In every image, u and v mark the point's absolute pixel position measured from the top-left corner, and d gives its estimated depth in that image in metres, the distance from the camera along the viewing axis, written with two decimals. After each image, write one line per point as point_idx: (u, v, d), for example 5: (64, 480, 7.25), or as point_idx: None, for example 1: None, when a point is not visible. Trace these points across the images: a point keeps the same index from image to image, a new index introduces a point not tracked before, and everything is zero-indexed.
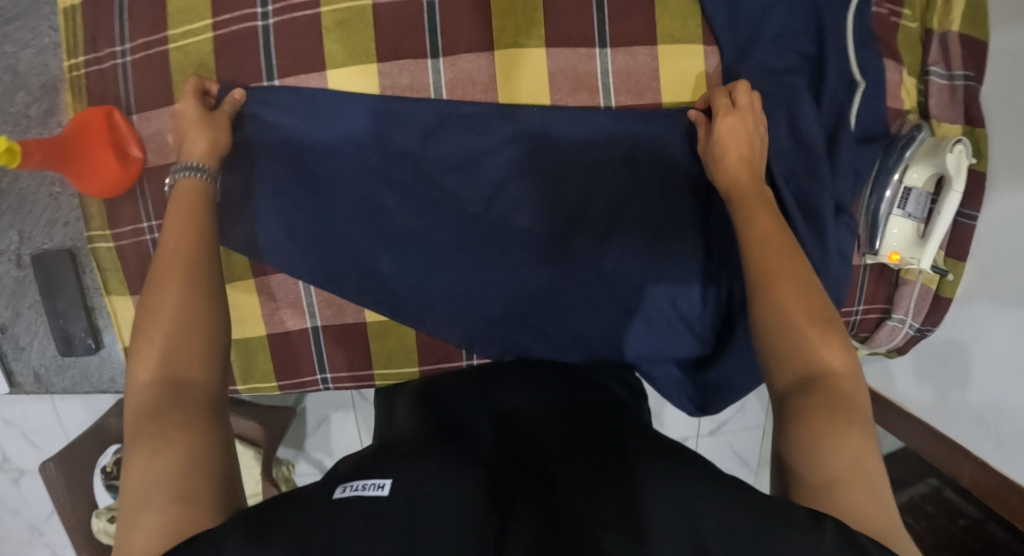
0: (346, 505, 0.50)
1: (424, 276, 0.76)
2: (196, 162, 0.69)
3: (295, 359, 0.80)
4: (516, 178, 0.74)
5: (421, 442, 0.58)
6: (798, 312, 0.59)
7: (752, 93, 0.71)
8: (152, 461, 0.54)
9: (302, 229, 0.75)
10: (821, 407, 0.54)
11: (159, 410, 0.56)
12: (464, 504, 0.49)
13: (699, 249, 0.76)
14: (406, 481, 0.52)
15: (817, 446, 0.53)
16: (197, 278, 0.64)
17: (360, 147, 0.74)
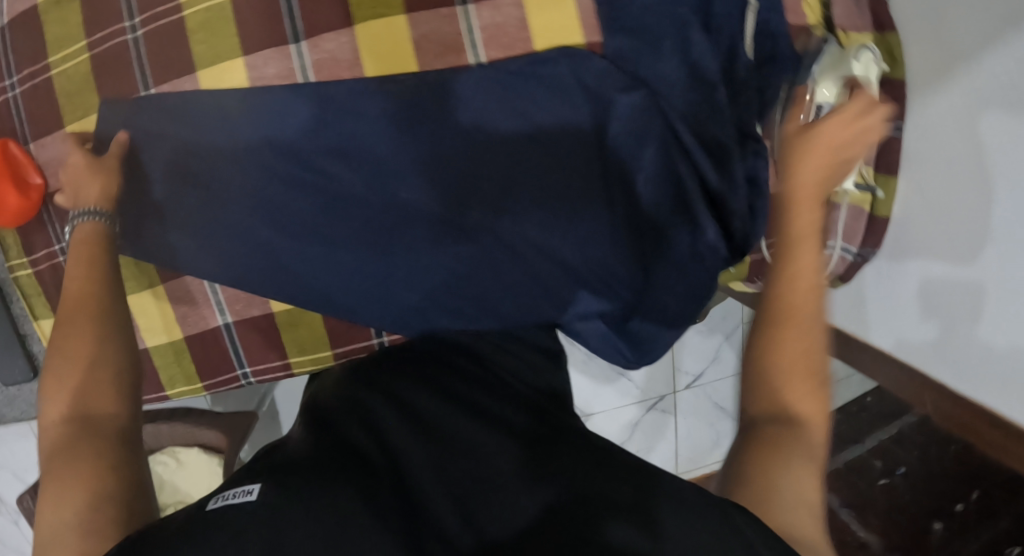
0: (214, 516, 0.48)
1: (325, 264, 0.76)
2: (92, 206, 0.69)
3: (211, 357, 0.80)
4: (399, 153, 0.73)
5: (300, 454, 0.56)
6: (794, 352, 0.56)
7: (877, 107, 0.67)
8: (57, 504, 0.52)
9: (199, 231, 0.75)
10: (782, 442, 0.53)
11: (59, 450, 0.54)
12: (341, 509, 0.49)
13: (597, 199, 0.74)
14: (279, 484, 0.51)
15: (769, 474, 0.52)
16: (102, 316, 0.62)
17: (241, 143, 0.74)
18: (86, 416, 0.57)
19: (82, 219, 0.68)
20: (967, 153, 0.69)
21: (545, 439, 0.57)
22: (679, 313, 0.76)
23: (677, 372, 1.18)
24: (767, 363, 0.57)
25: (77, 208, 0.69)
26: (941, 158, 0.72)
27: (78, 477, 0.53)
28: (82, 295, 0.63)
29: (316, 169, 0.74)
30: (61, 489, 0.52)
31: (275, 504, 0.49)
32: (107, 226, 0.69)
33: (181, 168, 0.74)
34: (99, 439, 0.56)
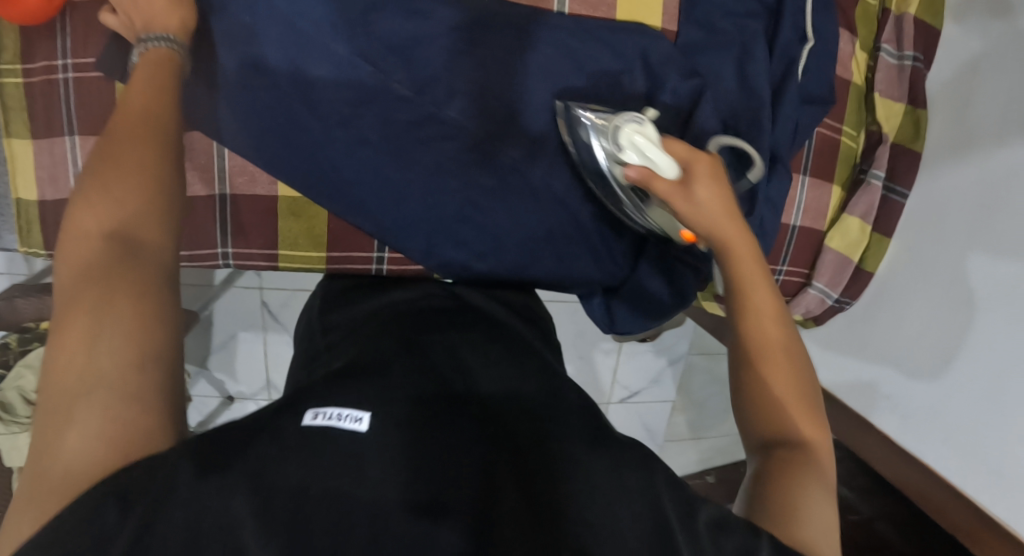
0: (319, 436, 0.48)
1: (343, 162, 0.73)
2: (171, 33, 0.65)
3: (193, 228, 0.74)
4: (454, 71, 0.72)
5: (387, 373, 0.55)
6: (776, 369, 0.62)
7: (702, 168, 0.67)
8: (95, 342, 0.51)
9: (228, 92, 0.70)
10: (780, 467, 0.57)
11: (90, 276, 0.54)
12: (435, 454, 0.49)
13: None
14: (385, 417, 0.50)
15: (780, 491, 0.55)
16: (160, 140, 0.61)
17: (297, 6, 0.69)
18: (129, 237, 0.56)
19: (153, 45, 0.64)
20: (947, 241, 0.79)
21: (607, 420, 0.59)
22: (663, 303, 0.80)
23: (615, 384, 1.21)
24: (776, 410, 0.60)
25: (141, 37, 0.64)
26: (935, 233, 0.81)
27: (118, 324, 0.52)
28: (147, 111, 0.61)
29: (363, 60, 0.71)
30: (93, 327, 0.51)
31: (384, 442, 0.49)
32: (180, 58, 0.65)
33: (229, 18, 0.69)
34: (130, 263, 0.55)
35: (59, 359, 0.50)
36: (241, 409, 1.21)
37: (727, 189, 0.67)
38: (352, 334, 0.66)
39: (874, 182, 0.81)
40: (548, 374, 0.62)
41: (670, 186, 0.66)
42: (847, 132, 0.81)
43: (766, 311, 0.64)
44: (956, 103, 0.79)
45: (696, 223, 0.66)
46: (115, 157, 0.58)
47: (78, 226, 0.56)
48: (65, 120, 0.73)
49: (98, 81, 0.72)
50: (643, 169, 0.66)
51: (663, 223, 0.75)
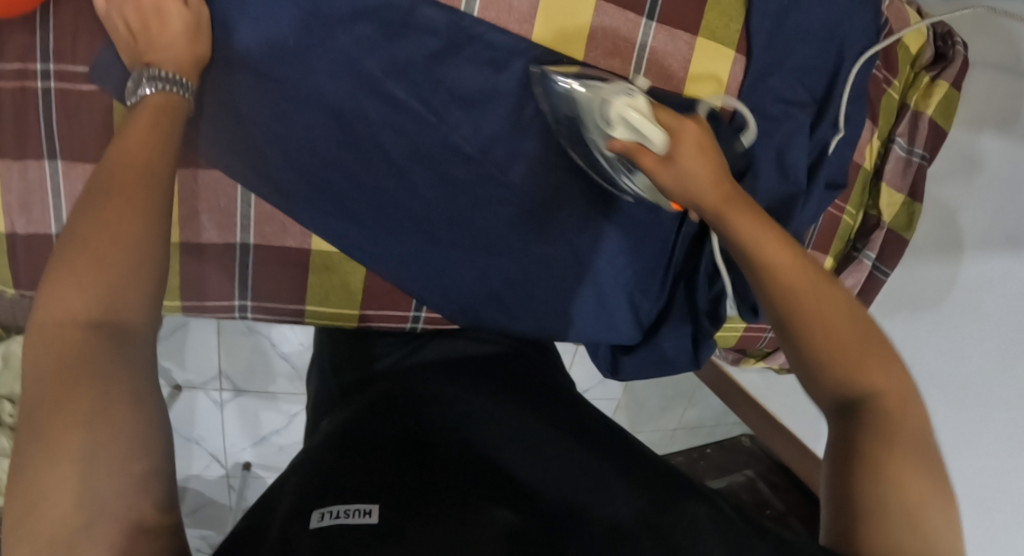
0: (333, 531, 0.46)
1: (390, 215, 0.68)
2: (181, 76, 0.57)
3: (209, 276, 0.66)
4: (523, 131, 0.68)
5: (383, 457, 0.55)
6: (841, 327, 0.54)
7: (687, 132, 0.61)
8: (88, 469, 0.42)
9: (277, 132, 0.63)
10: (875, 442, 0.50)
11: (71, 373, 0.43)
12: (452, 515, 0.48)
13: (651, 252, 0.75)
14: (396, 505, 0.49)
15: (875, 484, 0.48)
16: (150, 204, 0.50)
17: (359, 41, 0.62)
18: (115, 324, 0.46)
19: (152, 87, 0.55)
20: (938, 297, 0.87)
21: (634, 447, 0.59)
22: (671, 363, 0.81)
23: None
24: (846, 376, 0.52)
25: (147, 68, 0.56)
26: (914, 303, 0.89)
27: (117, 436, 0.43)
28: (150, 172, 0.51)
29: (426, 108, 0.65)
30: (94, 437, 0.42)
31: (397, 534, 0.46)
32: (183, 100, 0.57)
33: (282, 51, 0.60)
34: (123, 351, 0.46)
35: (46, 491, 0.41)
36: (188, 399, 1.07)
37: (718, 158, 0.61)
38: (332, 418, 0.63)
39: (865, 262, 0.87)
40: (565, 417, 0.62)
41: (655, 162, 0.61)
42: (849, 212, 0.87)
43: (829, 303, 0.55)
44: (954, 160, 0.88)
45: (685, 196, 0.61)
46: (108, 230, 0.48)
47: (52, 314, 0.45)
48: (43, 138, 0.60)
49: (90, 95, 0.59)
50: (631, 144, 0.61)
51: (648, 192, 0.69)
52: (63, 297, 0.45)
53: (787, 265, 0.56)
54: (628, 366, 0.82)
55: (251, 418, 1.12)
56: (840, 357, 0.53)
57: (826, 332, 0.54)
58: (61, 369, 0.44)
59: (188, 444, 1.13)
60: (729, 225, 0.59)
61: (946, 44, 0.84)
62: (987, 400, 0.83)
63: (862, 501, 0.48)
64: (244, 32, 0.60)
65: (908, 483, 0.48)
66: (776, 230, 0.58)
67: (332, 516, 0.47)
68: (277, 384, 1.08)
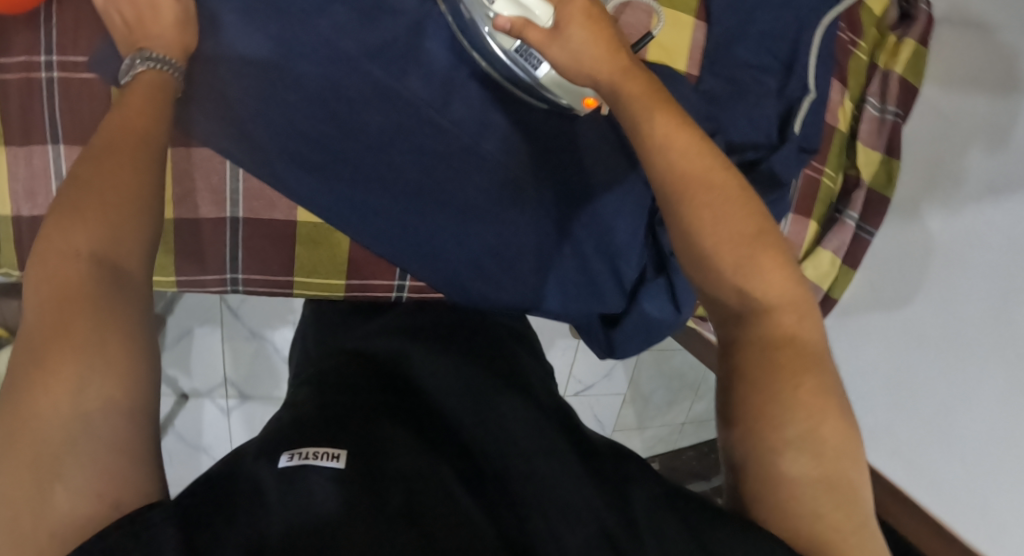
0: (300, 472, 0.51)
1: (370, 191, 0.70)
2: (171, 57, 0.62)
3: (203, 252, 0.70)
4: (493, 103, 0.73)
5: (361, 414, 0.60)
6: (726, 243, 0.55)
7: (569, 3, 0.61)
8: (80, 392, 0.47)
9: (260, 112, 0.66)
10: (753, 360, 0.53)
11: (71, 305, 0.49)
12: (410, 474, 0.53)
13: (627, 204, 0.76)
14: (359, 453, 0.54)
15: (749, 397, 0.51)
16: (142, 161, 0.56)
17: (336, 25, 0.67)
18: (114, 263, 0.52)
19: (145, 66, 0.60)
20: (918, 261, 0.90)
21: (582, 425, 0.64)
22: (660, 329, 0.82)
23: (570, 378, 1.24)
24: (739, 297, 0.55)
25: (140, 51, 0.61)
26: (896, 264, 0.92)
27: (115, 364, 0.49)
28: (144, 136, 0.57)
29: (397, 82, 0.69)
30: (85, 364, 0.47)
31: (356, 477, 0.51)
32: (172, 80, 0.62)
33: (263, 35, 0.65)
34: (122, 290, 0.52)
35: (38, 410, 0.46)
36: (194, 408, 1.09)
37: (610, 29, 0.61)
38: (320, 372, 0.68)
39: (848, 222, 0.88)
40: (523, 391, 0.67)
41: (543, 34, 0.61)
42: (829, 173, 0.88)
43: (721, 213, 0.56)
44: (933, 173, 0.91)
45: (578, 69, 0.61)
46: (103, 179, 0.54)
47: (55, 245, 0.51)
48: (47, 125, 0.65)
49: (89, 83, 0.64)
50: (518, 19, 0.62)
51: (555, 88, 0.70)
52: (66, 234, 0.51)
53: (689, 160, 0.57)
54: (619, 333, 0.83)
55: (258, 425, 1.14)
56: (737, 270, 0.55)
57: (718, 237, 0.55)
58: (63, 304, 0.49)
59: (195, 454, 1.13)
60: (621, 97, 0.59)
61: (909, 4, 0.88)
62: (976, 354, 0.82)
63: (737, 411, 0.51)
64: (230, 20, 0.65)
65: (802, 405, 0.50)
66: (684, 118, 0.59)
67: (303, 458, 0.52)
68: (282, 389, 1.12)
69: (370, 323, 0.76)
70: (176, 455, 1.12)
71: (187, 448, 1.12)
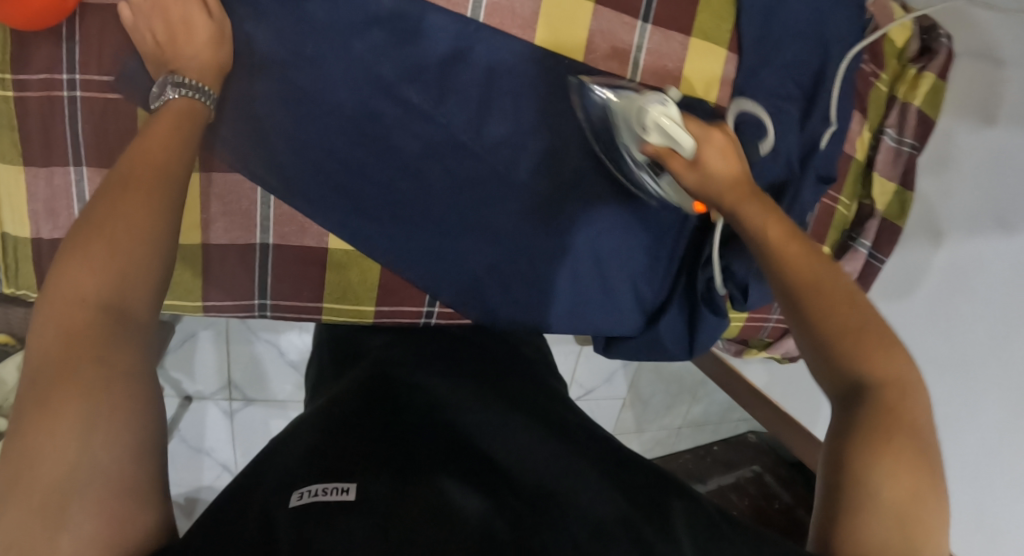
0: (312, 510, 0.49)
1: (399, 214, 0.70)
2: (208, 88, 0.60)
3: (229, 277, 0.68)
4: (535, 133, 0.71)
5: (364, 437, 0.58)
6: (843, 315, 0.56)
7: (713, 134, 0.66)
8: (90, 441, 0.45)
9: (295, 137, 0.65)
10: (875, 424, 0.51)
11: (78, 354, 0.47)
12: (426, 496, 0.51)
13: (655, 224, 0.77)
14: (370, 487, 0.52)
15: (873, 468, 0.50)
16: (161, 201, 0.54)
17: (373, 48, 0.65)
18: (124, 311, 0.49)
19: (177, 93, 0.58)
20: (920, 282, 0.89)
21: (599, 445, 0.62)
22: (671, 352, 0.83)
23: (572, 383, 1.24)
24: (845, 357, 0.54)
25: (172, 76, 0.59)
26: (896, 292, 0.91)
27: (117, 404, 0.46)
28: (162, 171, 0.55)
29: (433, 108, 0.68)
30: (89, 409, 0.45)
31: (368, 515, 0.49)
32: (201, 106, 0.60)
33: (297, 59, 0.63)
34: (132, 340, 0.49)
35: (41, 452, 0.44)
36: (198, 410, 1.07)
37: (742, 161, 0.66)
38: (326, 395, 0.66)
39: (860, 250, 0.90)
40: (535, 411, 0.65)
41: (683, 165, 0.65)
42: (843, 202, 0.90)
43: (839, 288, 0.58)
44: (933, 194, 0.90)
45: (709, 196, 0.66)
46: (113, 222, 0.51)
47: (64, 290, 0.49)
48: (69, 146, 0.62)
49: (115, 104, 0.62)
50: (663, 148, 0.65)
51: (671, 193, 0.72)
52: (75, 278, 0.49)
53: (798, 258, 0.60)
54: (620, 347, 0.84)
55: (261, 427, 1.12)
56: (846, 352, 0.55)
57: (829, 321, 0.56)
58: (69, 343, 0.47)
59: (198, 455, 1.11)
60: (737, 216, 0.64)
61: (931, 37, 0.87)
62: (979, 374, 0.85)
63: (854, 480, 0.50)
64: (266, 44, 0.63)
65: (898, 476, 0.49)
66: (791, 227, 0.62)
67: (313, 495, 0.50)
68: (286, 392, 1.09)
69: (381, 338, 0.75)
70: (179, 457, 1.11)
71: (189, 450, 1.11)
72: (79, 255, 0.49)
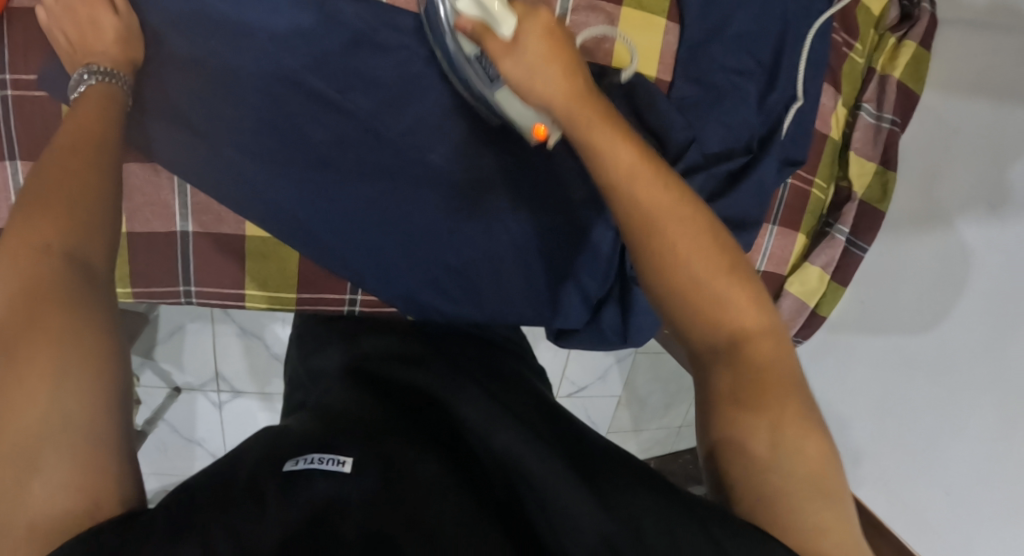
0: (304, 479, 0.48)
1: (315, 201, 0.70)
2: (115, 67, 0.62)
3: (159, 266, 0.71)
4: (450, 118, 0.73)
5: (373, 422, 0.57)
6: (678, 232, 0.53)
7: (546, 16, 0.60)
8: (58, 382, 0.45)
9: (211, 123, 0.67)
10: (743, 384, 0.50)
11: (41, 301, 0.48)
12: (424, 487, 0.49)
13: (574, 199, 0.75)
14: (369, 459, 0.51)
15: (758, 434, 0.49)
16: (97, 164, 0.56)
17: (276, 38, 0.67)
18: (76, 262, 0.51)
19: (93, 80, 0.61)
20: (924, 285, 0.83)
21: (592, 433, 0.59)
22: (612, 342, 0.80)
23: (563, 382, 1.19)
24: (693, 285, 0.52)
25: (87, 65, 0.61)
26: (886, 292, 0.87)
27: (82, 353, 0.47)
28: (96, 140, 0.57)
29: (342, 96, 0.70)
30: (60, 355, 0.46)
31: (368, 480, 0.49)
32: (120, 90, 0.62)
33: (205, 47, 0.66)
34: (86, 288, 0.50)
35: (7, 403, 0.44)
36: (188, 401, 1.12)
37: (570, 50, 0.60)
38: (339, 380, 0.66)
39: (837, 237, 0.83)
40: (536, 407, 0.62)
41: (502, 47, 0.60)
42: (819, 185, 0.83)
43: (650, 181, 0.54)
44: (929, 180, 0.85)
45: (522, 87, 0.60)
46: (49, 185, 0.53)
47: (20, 242, 0.49)
48: (3, 141, 0.66)
49: (41, 101, 0.66)
50: (477, 20, 0.60)
51: (511, 107, 0.68)
52: (33, 232, 0.50)
53: (645, 183, 0.54)
54: (570, 338, 0.81)
55: (250, 418, 1.16)
56: (695, 291, 0.52)
57: (703, 287, 0.52)
58: (27, 294, 0.48)
59: (190, 445, 1.18)
60: (581, 124, 0.57)
61: (911, 3, 0.83)
62: (972, 392, 0.78)
63: (753, 452, 0.48)
64: (174, 35, 0.66)
65: (786, 440, 0.48)
66: (657, 161, 0.56)
67: (309, 463, 0.50)
68: (273, 384, 1.12)
69: (363, 329, 0.75)
70: (172, 445, 1.17)
71: (181, 440, 1.17)
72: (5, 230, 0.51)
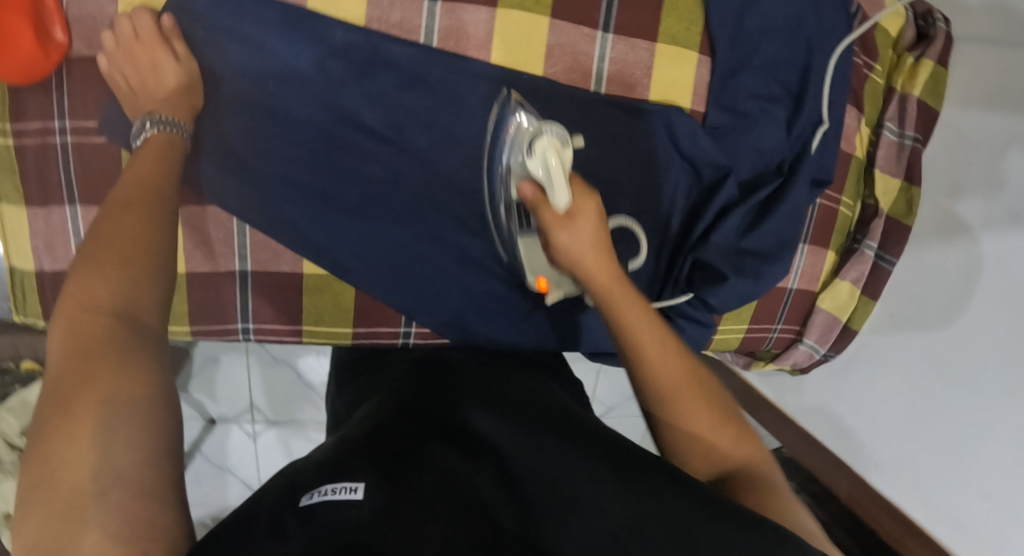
0: (319, 512, 0.47)
1: (370, 237, 0.72)
2: (177, 117, 0.64)
3: (218, 304, 0.72)
4: None
5: (385, 435, 0.55)
6: (686, 387, 0.57)
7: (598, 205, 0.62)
8: (106, 439, 0.45)
9: (275, 164, 0.69)
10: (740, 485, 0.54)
11: (93, 355, 0.48)
12: (442, 508, 0.48)
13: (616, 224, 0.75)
14: (382, 482, 0.49)
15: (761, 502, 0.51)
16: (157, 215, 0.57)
17: (330, 81, 0.69)
18: (132, 316, 0.51)
19: (156, 129, 0.62)
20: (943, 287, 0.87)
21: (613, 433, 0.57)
22: None
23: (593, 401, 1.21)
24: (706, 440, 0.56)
25: (150, 114, 0.63)
26: (908, 299, 0.91)
27: (135, 409, 0.47)
28: (158, 192, 0.58)
29: (394, 135, 0.71)
30: (109, 412, 0.46)
31: (384, 504, 0.47)
32: (181, 139, 0.64)
33: (261, 91, 0.68)
34: (141, 342, 0.51)
35: (67, 454, 0.44)
36: (221, 433, 1.12)
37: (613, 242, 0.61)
38: (358, 406, 0.65)
39: (866, 253, 0.86)
40: (549, 406, 0.61)
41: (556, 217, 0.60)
42: (845, 202, 0.87)
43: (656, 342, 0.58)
44: (952, 197, 0.88)
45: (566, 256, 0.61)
46: (115, 239, 0.53)
47: (87, 296, 0.50)
48: (63, 186, 0.67)
49: (101, 146, 0.67)
50: (536, 192, 0.61)
51: (528, 259, 0.70)
52: (95, 287, 0.51)
53: (663, 353, 0.58)
54: (611, 359, 0.82)
55: (284, 446, 1.15)
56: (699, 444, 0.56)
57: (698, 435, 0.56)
58: (79, 350, 0.48)
59: (222, 473, 1.15)
60: (618, 303, 0.60)
61: (927, 23, 0.87)
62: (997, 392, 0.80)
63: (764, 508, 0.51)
64: (229, 79, 0.67)
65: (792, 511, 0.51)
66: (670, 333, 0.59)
67: (325, 496, 0.48)
68: (304, 412, 1.12)
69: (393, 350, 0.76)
70: (205, 476, 1.15)
71: (214, 469, 1.15)
72: (73, 283, 0.51)
